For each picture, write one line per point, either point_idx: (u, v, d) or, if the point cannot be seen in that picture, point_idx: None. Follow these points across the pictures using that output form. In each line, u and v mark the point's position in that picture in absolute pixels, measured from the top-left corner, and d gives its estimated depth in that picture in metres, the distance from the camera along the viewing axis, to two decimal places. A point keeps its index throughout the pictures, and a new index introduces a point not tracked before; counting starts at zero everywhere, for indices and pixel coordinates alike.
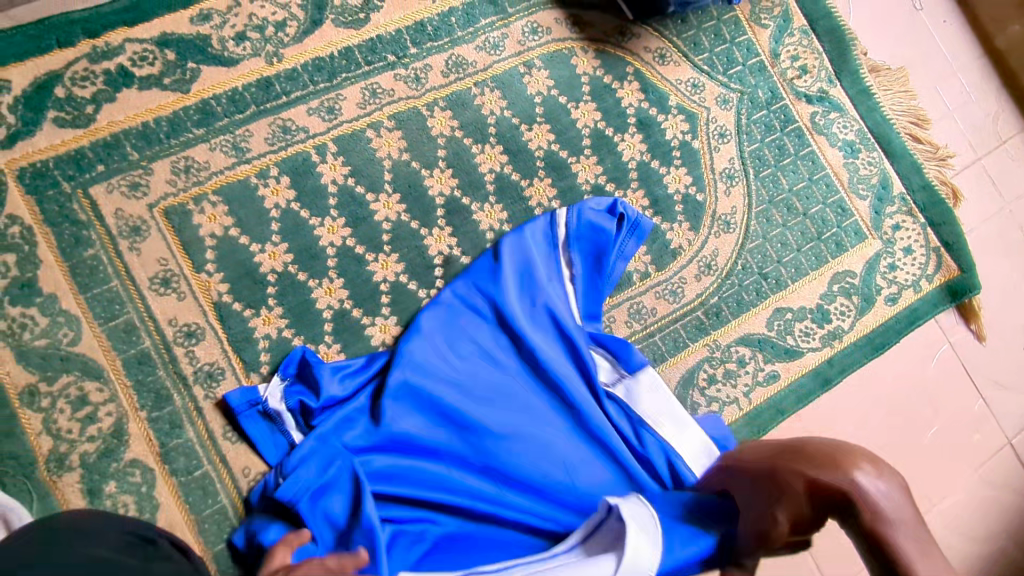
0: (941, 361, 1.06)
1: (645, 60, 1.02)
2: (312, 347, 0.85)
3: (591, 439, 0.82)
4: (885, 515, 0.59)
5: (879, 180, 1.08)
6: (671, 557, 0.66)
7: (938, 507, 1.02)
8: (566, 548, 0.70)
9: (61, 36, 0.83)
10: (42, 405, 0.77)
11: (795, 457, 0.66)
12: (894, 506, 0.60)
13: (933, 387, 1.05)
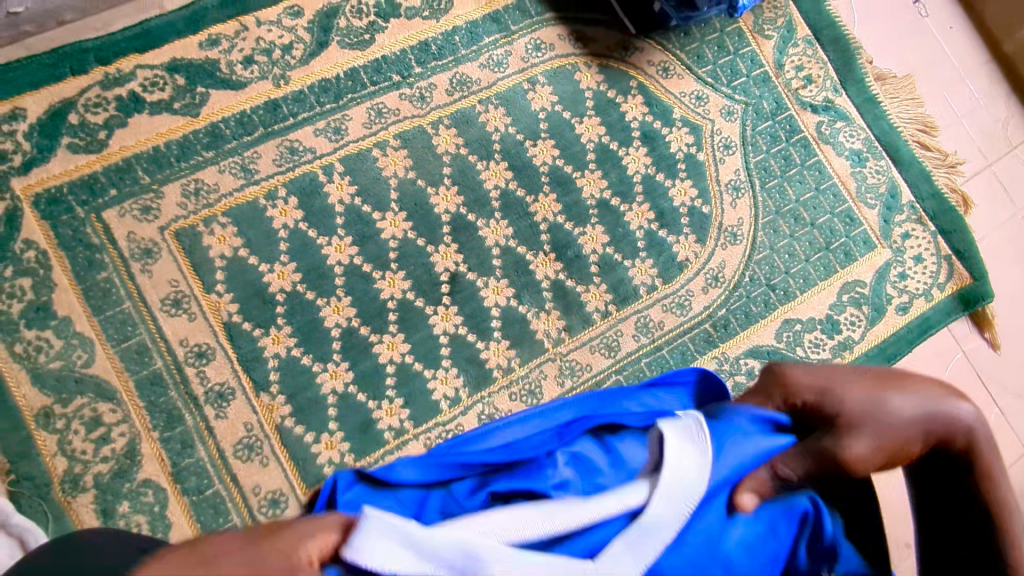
0: (955, 370, 1.05)
1: (648, 74, 1.03)
2: (320, 366, 0.86)
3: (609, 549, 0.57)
4: (986, 464, 0.63)
5: (888, 188, 1.07)
6: (721, 467, 0.63)
7: None
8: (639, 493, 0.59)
9: (74, 64, 0.85)
10: (57, 427, 0.78)
11: (901, 389, 0.64)
12: (962, 416, 0.63)
13: None
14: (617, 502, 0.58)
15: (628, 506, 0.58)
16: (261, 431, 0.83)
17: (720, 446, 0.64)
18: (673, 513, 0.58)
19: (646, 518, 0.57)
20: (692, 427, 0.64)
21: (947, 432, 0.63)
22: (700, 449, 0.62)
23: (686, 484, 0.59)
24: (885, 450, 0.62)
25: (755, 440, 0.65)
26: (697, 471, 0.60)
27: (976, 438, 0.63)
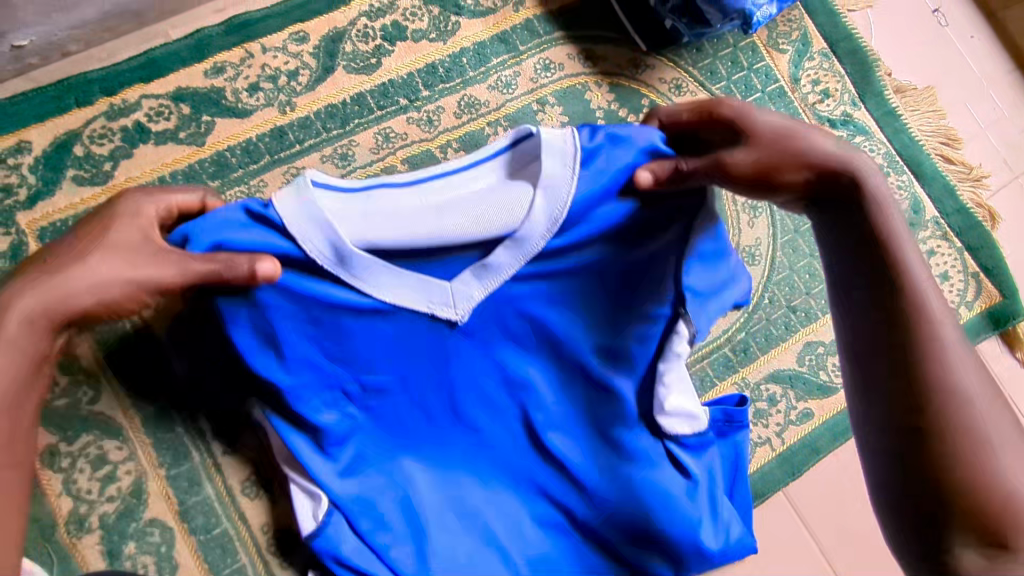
0: None
1: (661, 92, 1.00)
2: None
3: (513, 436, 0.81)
4: (888, 220, 0.60)
5: (910, 204, 1.04)
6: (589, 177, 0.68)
7: None
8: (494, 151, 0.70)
9: (80, 96, 0.84)
10: (63, 466, 0.77)
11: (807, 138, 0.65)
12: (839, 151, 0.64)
13: None
14: (474, 185, 0.70)
15: (492, 231, 0.69)
16: (269, 468, 0.81)
17: (585, 163, 0.67)
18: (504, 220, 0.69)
19: (490, 220, 0.68)
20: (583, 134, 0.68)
21: (846, 186, 0.62)
22: (549, 208, 0.68)
23: (535, 198, 0.67)
24: (767, 175, 0.64)
25: (651, 134, 0.69)
26: (526, 188, 0.68)
27: (879, 222, 0.60)
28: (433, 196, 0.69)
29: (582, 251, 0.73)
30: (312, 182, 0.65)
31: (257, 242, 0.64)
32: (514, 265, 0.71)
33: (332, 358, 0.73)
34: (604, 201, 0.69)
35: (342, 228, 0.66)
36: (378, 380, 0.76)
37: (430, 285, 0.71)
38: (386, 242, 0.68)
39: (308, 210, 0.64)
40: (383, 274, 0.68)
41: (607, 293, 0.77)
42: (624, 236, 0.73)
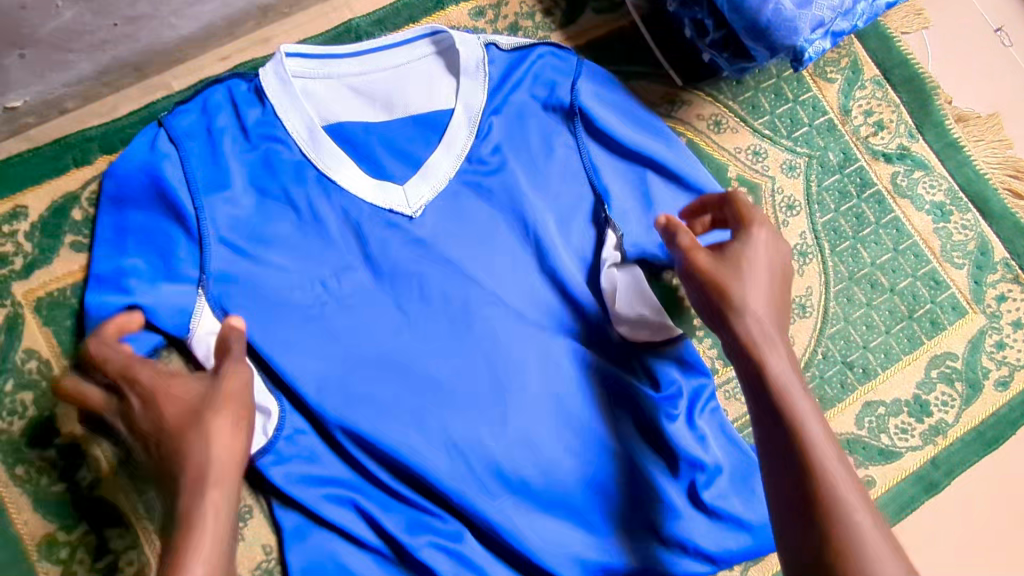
0: None
1: (698, 129, 0.93)
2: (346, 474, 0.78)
3: (484, 366, 0.79)
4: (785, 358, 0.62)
5: (977, 245, 0.95)
6: (499, 96, 0.83)
7: None
8: (421, 37, 0.82)
9: (77, 155, 0.80)
10: (61, 557, 0.72)
11: (743, 272, 0.66)
12: (758, 283, 0.66)
13: None
14: (405, 63, 0.82)
15: (427, 102, 0.82)
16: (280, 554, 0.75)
17: (495, 75, 0.83)
18: (435, 106, 0.82)
19: (425, 113, 0.82)
20: (498, 53, 0.83)
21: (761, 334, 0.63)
22: (474, 98, 0.81)
23: (457, 94, 0.82)
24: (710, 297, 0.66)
25: (542, 50, 0.84)
26: (452, 84, 0.82)
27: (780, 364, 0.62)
28: (374, 74, 0.82)
29: (491, 149, 0.82)
30: (284, 55, 0.79)
31: (246, 143, 0.78)
32: (451, 167, 0.81)
33: (289, 238, 0.78)
34: (528, 116, 0.84)
35: (315, 110, 0.81)
36: (341, 270, 0.78)
37: (384, 187, 0.80)
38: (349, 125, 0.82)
39: (285, 86, 0.78)
40: (333, 148, 0.79)
41: (526, 185, 0.83)
42: (527, 128, 0.84)
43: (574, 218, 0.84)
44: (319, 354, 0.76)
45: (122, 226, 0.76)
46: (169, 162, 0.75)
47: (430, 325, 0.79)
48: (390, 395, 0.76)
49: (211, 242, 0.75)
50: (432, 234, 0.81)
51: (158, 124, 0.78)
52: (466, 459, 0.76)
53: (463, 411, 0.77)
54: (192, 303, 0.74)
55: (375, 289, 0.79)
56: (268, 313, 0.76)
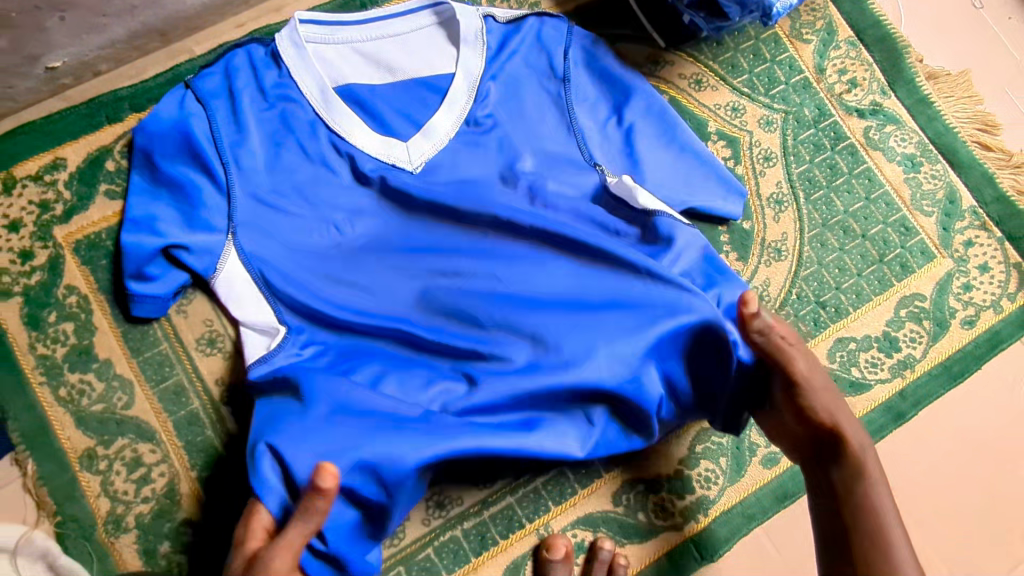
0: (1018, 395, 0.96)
1: (680, 87, 0.99)
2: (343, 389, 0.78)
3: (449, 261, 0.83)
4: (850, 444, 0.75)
5: (946, 194, 1.00)
6: (497, 63, 0.88)
7: (984, 547, 0.92)
8: (423, 9, 0.88)
9: (110, 112, 0.88)
10: (100, 468, 0.80)
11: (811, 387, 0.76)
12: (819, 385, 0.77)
13: (1001, 424, 0.95)
14: (409, 33, 0.88)
15: (428, 66, 0.87)
16: None
17: (495, 44, 0.89)
18: (436, 70, 0.87)
19: (426, 78, 0.87)
20: (496, 25, 0.89)
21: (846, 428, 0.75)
22: (473, 63, 0.87)
23: (457, 61, 0.87)
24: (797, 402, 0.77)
25: (534, 25, 0.91)
26: (452, 51, 0.88)
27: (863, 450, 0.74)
28: (380, 41, 0.87)
29: (488, 109, 0.87)
30: (298, 22, 0.86)
31: (264, 101, 0.85)
32: (452, 127, 0.86)
33: (302, 190, 0.84)
34: (523, 82, 0.89)
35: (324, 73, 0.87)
36: (344, 205, 0.85)
37: (390, 143, 0.85)
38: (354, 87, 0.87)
39: (299, 52, 0.85)
40: (341, 107, 0.85)
41: (522, 139, 0.87)
42: (523, 91, 0.89)
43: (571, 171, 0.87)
44: (316, 275, 0.82)
45: (154, 176, 0.84)
46: (195, 120, 0.83)
47: (413, 237, 0.84)
48: (368, 302, 0.81)
49: (235, 191, 0.82)
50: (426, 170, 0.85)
51: (185, 86, 0.85)
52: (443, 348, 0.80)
53: (440, 296, 0.81)
54: (217, 246, 0.81)
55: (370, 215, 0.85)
56: (286, 252, 0.82)
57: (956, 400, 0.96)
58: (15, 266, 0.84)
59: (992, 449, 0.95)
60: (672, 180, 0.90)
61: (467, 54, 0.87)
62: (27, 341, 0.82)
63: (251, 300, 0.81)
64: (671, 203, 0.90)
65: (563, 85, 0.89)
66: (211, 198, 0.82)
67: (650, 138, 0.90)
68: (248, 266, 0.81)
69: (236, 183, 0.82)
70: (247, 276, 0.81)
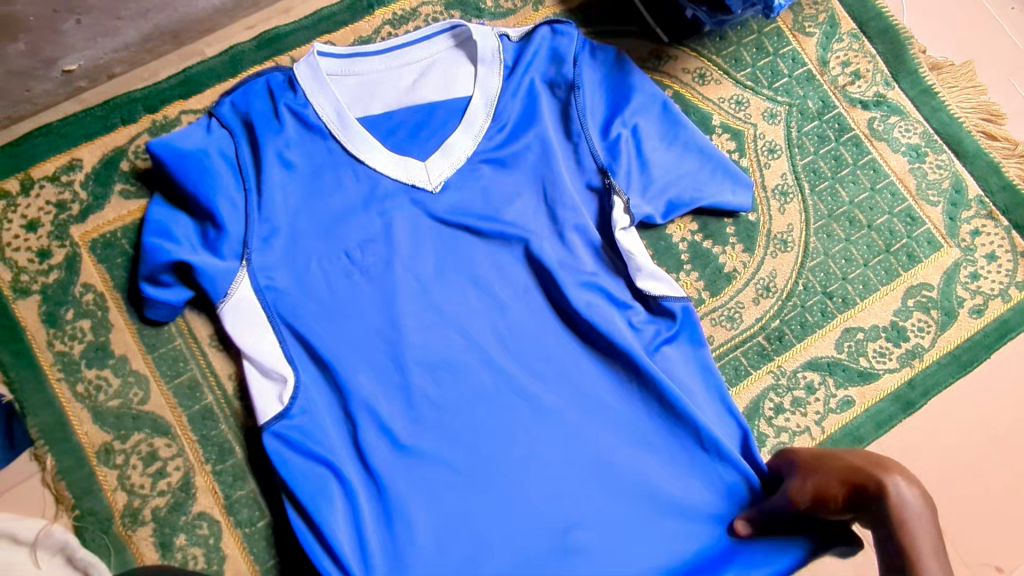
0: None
1: (684, 82, 1.00)
2: (332, 429, 0.81)
3: (420, 285, 0.86)
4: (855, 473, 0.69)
5: (951, 184, 1.00)
6: (513, 78, 0.90)
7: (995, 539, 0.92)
8: (441, 33, 0.90)
9: (124, 114, 0.90)
10: (117, 462, 0.81)
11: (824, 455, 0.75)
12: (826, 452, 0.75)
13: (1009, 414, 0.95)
14: (427, 56, 0.91)
15: (445, 89, 0.90)
16: None
17: (508, 57, 0.91)
18: (453, 95, 0.90)
19: (443, 98, 0.90)
20: (510, 44, 0.91)
21: (875, 480, 0.67)
22: (490, 84, 0.89)
23: (475, 81, 0.90)
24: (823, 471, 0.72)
25: (547, 35, 0.92)
26: (470, 73, 0.90)
27: (901, 502, 0.65)
28: (401, 67, 0.91)
29: (503, 127, 0.90)
30: (318, 54, 0.88)
31: (275, 124, 0.87)
32: (470, 145, 0.89)
33: (319, 209, 0.86)
34: (537, 96, 0.90)
35: (343, 97, 0.90)
36: (357, 229, 0.86)
37: (406, 162, 0.88)
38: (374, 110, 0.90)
39: (316, 78, 0.87)
40: (359, 130, 0.87)
41: (537, 158, 0.89)
42: (537, 104, 0.90)
43: (581, 185, 0.90)
44: (319, 295, 0.84)
45: (177, 201, 0.86)
46: (220, 148, 0.86)
47: (396, 263, 0.86)
48: (344, 334, 0.83)
49: (252, 217, 0.84)
50: (440, 254, 0.88)
51: (209, 115, 0.88)
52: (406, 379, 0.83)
53: (406, 315, 0.85)
54: (232, 272, 0.82)
55: (368, 233, 0.87)
56: (301, 271, 0.84)
57: (968, 392, 0.95)
58: (33, 264, 0.86)
59: (1002, 443, 0.94)
60: (684, 183, 0.91)
61: (483, 74, 0.89)
62: (45, 338, 0.84)
63: (256, 329, 0.82)
64: (679, 203, 0.91)
65: (573, 94, 0.90)
66: (231, 219, 0.83)
67: (661, 142, 0.91)
68: (260, 294, 0.83)
69: (254, 211, 0.84)
70: (257, 306, 0.83)
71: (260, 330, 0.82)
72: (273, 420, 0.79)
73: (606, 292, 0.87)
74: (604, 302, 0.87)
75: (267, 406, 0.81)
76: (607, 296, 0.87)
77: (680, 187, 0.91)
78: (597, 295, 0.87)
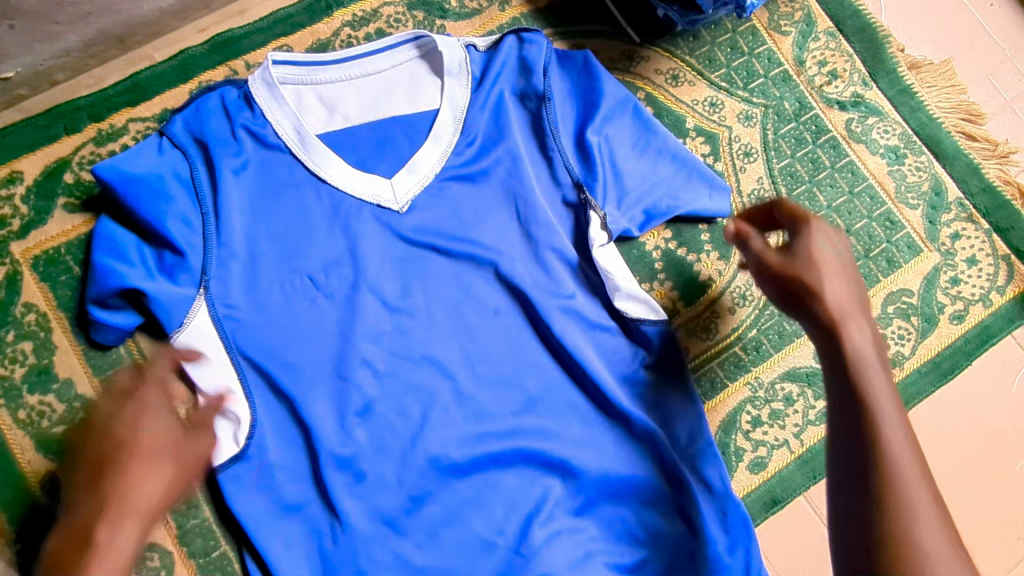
0: (1008, 395, 0.94)
1: (656, 83, 0.97)
2: (292, 465, 0.78)
3: (382, 313, 0.83)
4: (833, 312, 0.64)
5: (931, 186, 0.98)
6: (480, 92, 0.87)
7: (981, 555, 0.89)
8: (404, 43, 0.87)
9: (68, 123, 0.86)
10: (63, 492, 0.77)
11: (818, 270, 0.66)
12: (826, 261, 0.66)
13: (992, 427, 0.93)
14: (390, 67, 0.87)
15: (411, 102, 0.87)
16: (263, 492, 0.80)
17: (474, 67, 0.87)
18: (419, 109, 0.87)
19: (407, 112, 0.87)
20: (477, 54, 0.88)
21: (835, 328, 0.64)
22: (459, 97, 0.86)
23: (441, 94, 0.86)
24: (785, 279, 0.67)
25: (514, 44, 0.88)
26: (436, 85, 0.87)
27: (858, 352, 0.62)
28: (362, 78, 0.87)
29: (470, 142, 0.86)
30: (272, 63, 0.83)
31: (231, 144, 0.83)
32: (438, 161, 0.85)
33: (278, 233, 0.83)
34: (506, 107, 0.87)
35: (302, 112, 0.86)
36: (320, 254, 0.83)
37: (371, 181, 0.84)
38: (336, 125, 0.86)
39: (272, 91, 0.83)
40: (322, 149, 0.83)
41: (505, 174, 0.86)
42: (505, 117, 0.87)
43: (554, 200, 0.87)
44: (276, 323, 0.81)
45: (126, 224, 0.82)
46: (174, 169, 0.81)
47: (358, 289, 0.82)
48: (303, 365, 0.80)
49: (210, 243, 0.80)
50: (404, 276, 0.84)
51: (160, 133, 0.83)
52: (366, 413, 0.80)
53: (368, 344, 0.82)
54: (190, 302, 0.79)
55: (328, 256, 0.83)
56: (257, 300, 0.81)
57: (949, 400, 0.93)
58: None
59: (986, 451, 0.92)
60: (662, 193, 0.88)
61: (451, 87, 0.86)
62: None
63: (216, 364, 0.79)
64: (656, 215, 0.88)
65: (543, 105, 0.87)
66: (189, 244, 0.79)
67: (635, 151, 0.88)
68: (218, 323, 0.79)
69: (211, 236, 0.80)
70: (216, 336, 0.79)
71: (220, 361, 0.79)
72: (229, 463, 0.77)
73: (580, 315, 0.85)
74: (575, 325, 0.84)
75: (226, 441, 0.78)
76: (581, 320, 0.85)
77: (657, 200, 0.88)
78: (569, 318, 0.84)
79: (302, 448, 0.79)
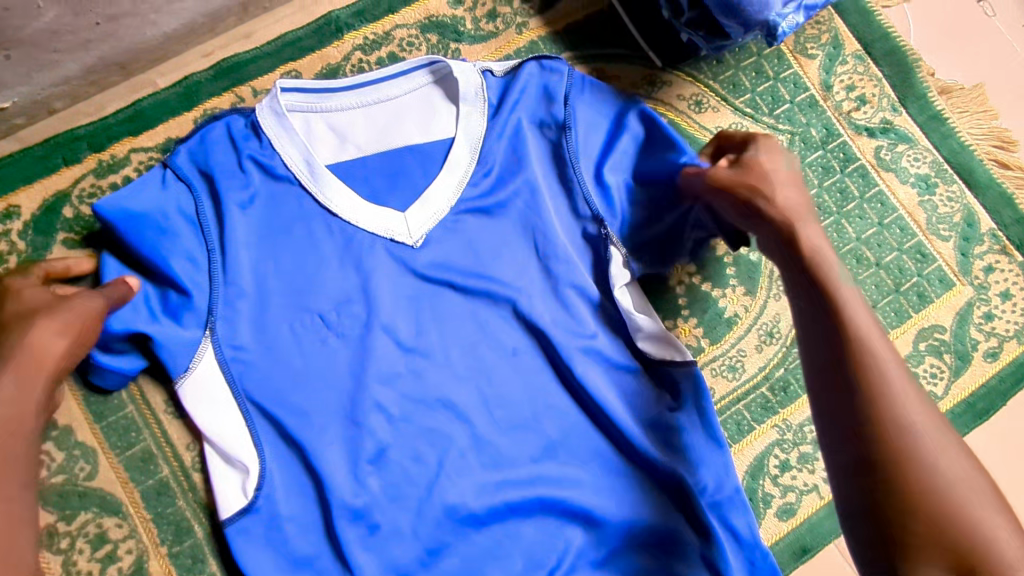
0: None
1: (679, 109, 0.94)
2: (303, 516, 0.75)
3: (395, 353, 0.79)
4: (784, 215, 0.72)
5: (963, 217, 0.95)
6: (497, 120, 0.83)
7: None
8: (418, 69, 0.83)
9: (67, 154, 0.82)
10: (62, 547, 0.74)
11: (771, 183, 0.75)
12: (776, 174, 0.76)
13: None
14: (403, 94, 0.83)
15: (426, 130, 0.83)
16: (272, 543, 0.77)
17: (491, 94, 0.84)
18: (434, 138, 0.83)
19: (422, 141, 0.83)
20: (494, 80, 0.84)
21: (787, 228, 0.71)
22: (475, 126, 0.82)
23: (458, 123, 0.82)
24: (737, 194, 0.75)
25: (533, 70, 0.84)
26: (452, 113, 0.83)
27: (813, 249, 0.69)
28: (375, 106, 0.83)
29: (488, 173, 0.83)
30: (280, 91, 0.80)
31: (237, 176, 0.79)
32: (453, 193, 0.81)
33: (286, 270, 0.79)
34: (525, 137, 0.83)
35: (312, 141, 0.82)
36: (330, 290, 0.79)
37: (384, 215, 0.80)
38: (347, 155, 0.83)
39: (281, 121, 0.79)
40: (333, 182, 0.79)
41: (524, 206, 0.83)
42: (524, 147, 0.83)
43: (575, 234, 0.83)
44: (284, 363, 0.77)
45: (128, 260, 0.78)
46: (178, 204, 0.77)
47: (371, 328, 0.79)
48: (313, 408, 0.77)
49: (216, 281, 0.76)
50: (418, 314, 0.80)
51: (162, 164, 0.79)
52: (380, 460, 0.77)
53: (381, 386, 0.78)
54: (195, 345, 0.75)
55: (339, 294, 0.79)
56: (265, 340, 0.77)
57: (983, 443, 0.90)
58: None
59: (1020, 493, 0.89)
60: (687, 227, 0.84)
61: (467, 115, 0.82)
62: None
63: (223, 408, 0.76)
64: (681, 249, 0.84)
65: (564, 134, 0.83)
66: (194, 283, 0.76)
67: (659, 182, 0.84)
68: (225, 366, 0.75)
69: (216, 273, 0.76)
70: (222, 380, 0.75)
71: (227, 406, 0.76)
72: (237, 516, 0.73)
73: (602, 356, 0.81)
74: (598, 366, 0.81)
75: (234, 491, 0.74)
76: (603, 360, 0.81)
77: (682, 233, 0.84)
78: (591, 358, 0.81)
79: (313, 498, 0.75)
